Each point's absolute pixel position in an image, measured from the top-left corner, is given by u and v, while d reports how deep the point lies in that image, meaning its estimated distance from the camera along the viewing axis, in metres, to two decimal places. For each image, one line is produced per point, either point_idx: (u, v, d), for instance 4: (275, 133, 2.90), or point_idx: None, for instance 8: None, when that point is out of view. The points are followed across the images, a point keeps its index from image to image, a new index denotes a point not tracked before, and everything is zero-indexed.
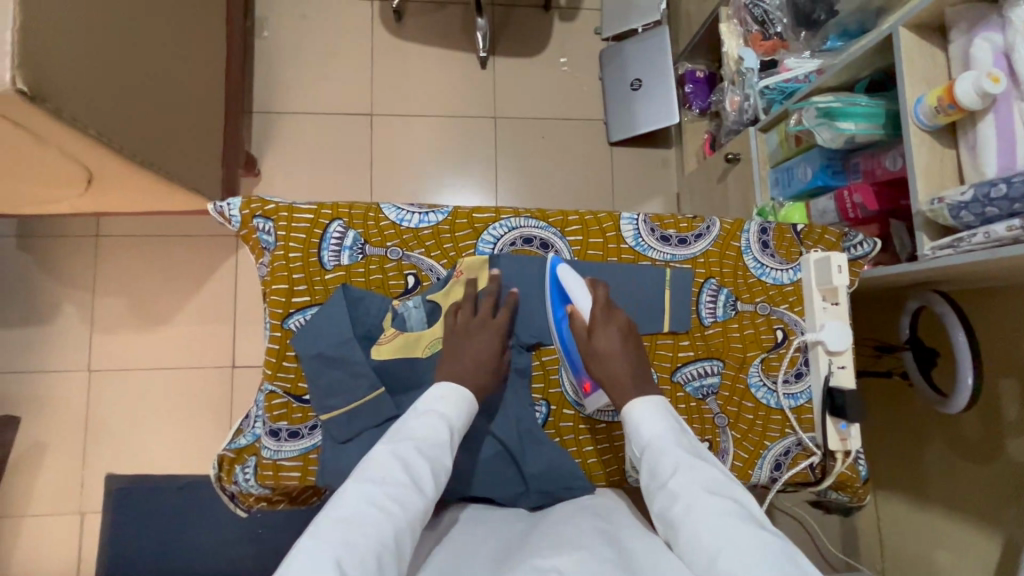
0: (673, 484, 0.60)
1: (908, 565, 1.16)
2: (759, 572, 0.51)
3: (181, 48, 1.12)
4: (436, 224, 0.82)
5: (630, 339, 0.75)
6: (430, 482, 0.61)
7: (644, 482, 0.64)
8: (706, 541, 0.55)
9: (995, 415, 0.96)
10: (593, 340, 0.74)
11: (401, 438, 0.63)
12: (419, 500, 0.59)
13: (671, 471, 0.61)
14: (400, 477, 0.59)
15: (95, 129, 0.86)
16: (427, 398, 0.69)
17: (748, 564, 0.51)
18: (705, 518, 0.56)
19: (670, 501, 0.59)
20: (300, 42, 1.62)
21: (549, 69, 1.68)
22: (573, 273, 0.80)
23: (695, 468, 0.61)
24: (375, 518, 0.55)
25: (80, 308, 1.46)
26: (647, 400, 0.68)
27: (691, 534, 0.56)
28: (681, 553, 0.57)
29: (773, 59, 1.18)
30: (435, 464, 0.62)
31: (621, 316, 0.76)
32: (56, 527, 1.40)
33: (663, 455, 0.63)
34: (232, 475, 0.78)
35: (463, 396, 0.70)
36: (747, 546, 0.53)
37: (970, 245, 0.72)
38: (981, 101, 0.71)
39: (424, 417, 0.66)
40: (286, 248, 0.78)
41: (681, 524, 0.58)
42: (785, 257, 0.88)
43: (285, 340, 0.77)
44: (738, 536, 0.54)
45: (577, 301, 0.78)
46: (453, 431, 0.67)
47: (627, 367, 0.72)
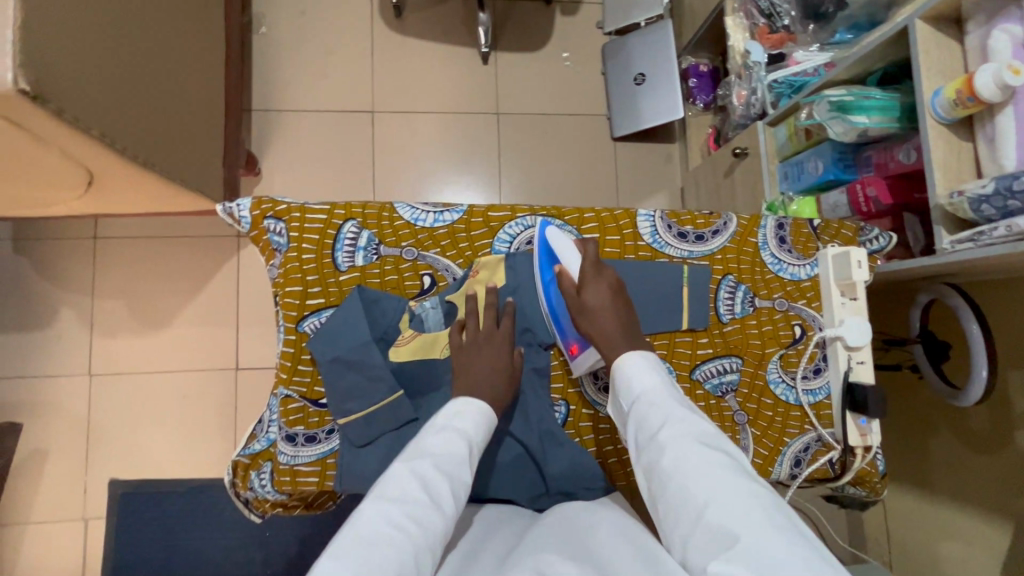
0: (664, 436, 0.59)
1: (914, 558, 1.17)
2: (750, 521, 0.51)
3: (182, 45, 1.10)
4: (451, 223, 0.82)
5: (619, 296, 0.75)
6: (449, 502, 0.59)
7: (633, 435, 0.63)
8: (696, 492, 0.54)
9: (1002, 407, 0.97)
10: (583, 296, 0.75)
11: (419, 455, 0.62)
12: (439, 521, 0.57)
13: (663, 424, 0.60)
14: (419, 496, 0.57)
15: (97, 129, 0.84)
16: (445, 413, 0.68)
17: (739, 515, 0.51)
18: (696, 468, 0.56)
19: (660, 452, 0.59)
20: (299, 39, 1.59)
21: (551, 64, 1.67)
22: (561, 234, 0.80)
23: (686, 421, 0.60)
24: (394, 540, 0.53)
25: (79, 311, 1.44)
26: (638, 355, 0.69)
27: (679, 484, 0.56)
28: (666, 505, 0.56)
29: (781, 52, 1.18)
30: (454, 484, 0.61)
31: (611, 273, 0.76)
32: (59, 534, 1.38)
33: (653, 409, 0.62)
34: (247, 482, 0.77)
35: (481, 411, 0.69)
36: (738, 497, 0.53)
37: (990, 239, 0.72)
38: (1001, 94, 0.71)
39: (442, 432, 0.64)
40: (299, 249, 0.77)
41: (669, 475, 0.57)
42: (802, 252, 0.88)
43: (300, 343, 0.77)
44: (728, 487, 0.54)
45: (565, 260, 0.78)
46: (472, 448, 0.65)
47: (617, 321, 0.73)
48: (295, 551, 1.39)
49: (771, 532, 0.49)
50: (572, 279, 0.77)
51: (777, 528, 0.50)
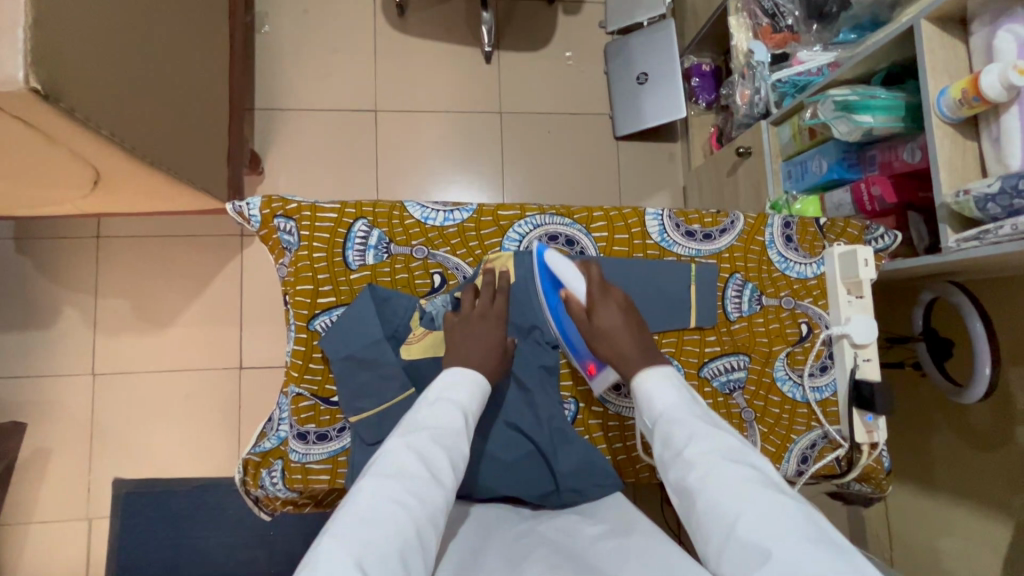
0: (690, 453, 0.59)
1: (915, 554, 1.18)
2: (783, 535, 0.50)
3: (188, 44, 1.10)
4: (461, 221, 0.82)
5: (630, 313, 0.76)
6: (448, 474, 0.59)
7: (658, 453, 0.62)
8: (726, 507, 0.54)
9: (1003, 404, 0.98)
10: (594, 320, 0.75)
11: (414, 429, 0.62)
12: (439, 492, 0.58)
13: (689, 439, 0.60)
14: (418, 470, 0.57)
15: (107, 129, 0.84)
16: (438, 386, 0.68)
17: (772, 530, 0.51)
18: (725, 484, 0.55)
19: (688, 470, 0.58)
20: (302, 38, 1.59)
21: (554, 63, 1.67)
22: (560, 255, 0.79)
23: (711, 436, 0.60)
24: (394, 515, 0.53)
25: (82, 310, 1.44)
26: (657, 371, 0.68)
27: (709, 500, 0.55)
28: (697, 522, 0.56)
29: (784, 52, 1.19)
30: (452, 455, 0.61)
31: (618, 292, 0.77)
32: (63, 533, 1.38)
33: (678, 424, 0.62)
34: (258, 480, 0.77)
35: (475, 383, 0.69)
36: (768, 511, 0.52)
37: (996, 237, 0.72)
38: (1006, 94, 0.71)
39: (436, 405, 0.65)
40: (310, 247, 0.77)
41: (698, 492, 0.56)
42: (809, 251, 0.88)
43: (311, 341, 0.77)
44: (758, 501, 0.53)
45: (570, 285, 0.78)
46: (467, 418, 0.65)
47: (634, 341, 0.73)
48: (299, 549, 1.39)
49: (806, 546, 0.49)
50: (581, 302, 0.77)
51: (812, 543, 0.50)
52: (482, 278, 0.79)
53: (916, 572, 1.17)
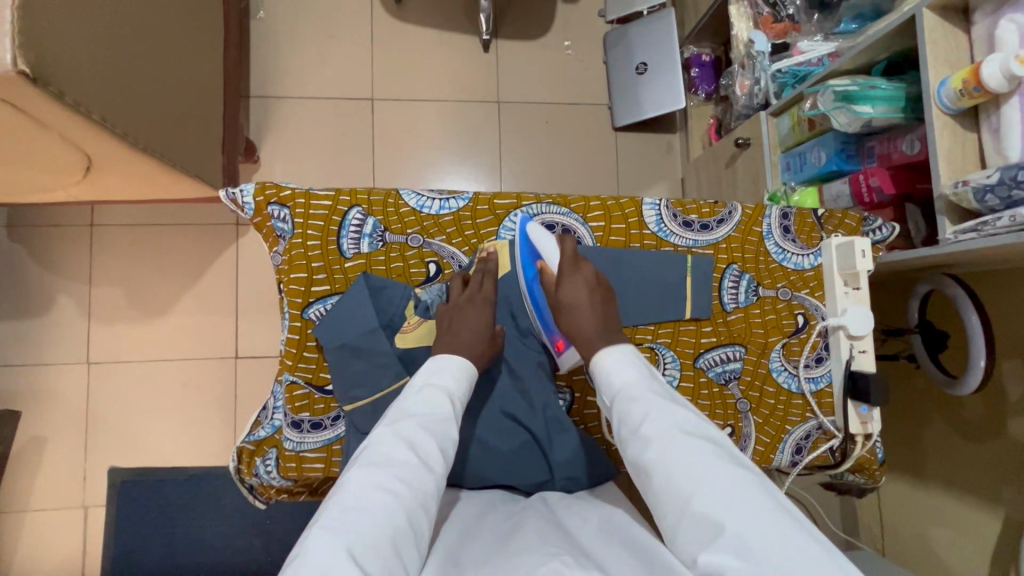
0: (647, 430, 0.58)
1: (906, 543, 1.20)
2: (735, 506, 0.51)
3: (182, 29, 1.08)
4: (457, 210, 0.81)
5: (598, 290, 0.76)
6: (438, 459, 0.59)
7: (617, 431, 0.62)
8: (681, 482, 0.54)
9: (997, 396, 0.98)
10: (560, 292, 0.74)
11: (401, 417, 0.62)
12: (429, 480, 0.58)
13: (645, 417, 0.59)
14: (407, 457, 0.57)
15: (98, 113, 0.83)
16: (425, 372, 0.67)
17: (724, 502, 0.51)
18: (680, 459, 0.55)
19: (644, 447, 0.58)
20: (297, 24, 1.57)
21: (552, 52, 1.65)
22: (542, 228, 0.80)
23: (668, 412, 0.59)
24: (384, 503, 0.53)
25: (76, 298, 1.43)
26: (617, 348, 0.68)
27: (665, 476, 0.55)
28: (655, 497, 0.56)
29: (785, 42, 1.17)
30: (441, 440, 0.61)
31: (588, 268, 0.76)
32: (58, 521, 1.38)
33: (634, 403, 0.61)
34: (252, 468, 0.77)
35: (462, 368, 0.69)
36: (721, 484, 0.52)
37: (994, 229, 0.72)
38: (1007, 84, 0.71)
39: (423, 392, 0.64)
40: (304, 235, 0.77)
41: (655, 469, 0.56)
42: (806, 242, 0.88)
43: (305, 330, 0.76)
44: (713, 474, 0.53)
45: (545, 255, 0.78)
46: (455, 403, 0.65)
47: (595, 318, 0.72)
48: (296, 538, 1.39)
49: (755, 514, 0.50)
50: (553, 275, 0.77)
51: (763, 512, 0.50)
52: (478, 266, 0.80)
53: (908, 562, 1.18)
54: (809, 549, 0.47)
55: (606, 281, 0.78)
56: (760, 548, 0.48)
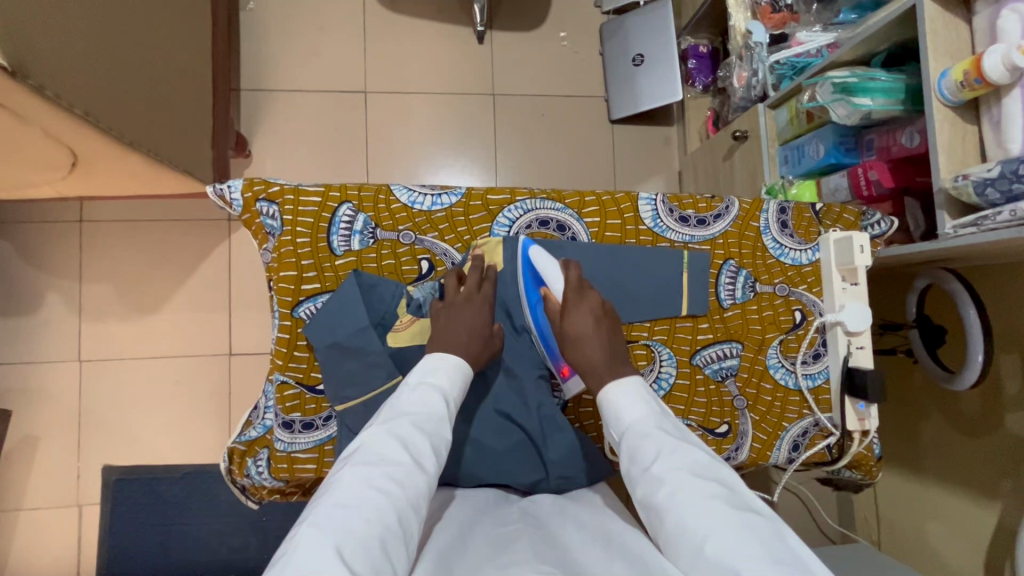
0: (657, 469, 0.57)
1: (902, 537, 1.20)
2: (748, 552, 0.49)
3: (167, 20, 1.06)
4: (449, 206, 0.80)
5: (603, 319, 0.74)
6: (430, 459, 0.59)
7: (626, 467, 0.61)
8: (692, 525, 0.53)
9: (994, 391, 0.98)
10: (564, 323, 0.73)
11: (394, 416, 0.61)
12: (422, 479, 0.57)
13: (655, 456, 0.58)
14: (399, 456, 0.56)
15: (81, 107, 0.81)
16: (420, 371, 0.67)
17: (736, 546, 0.50)
18: (691, 502, 0.54)
19: (655, 487, 0.57)
20: (287, 15, 1.54)
21: (548, 44, 1.63)
22: (547, 254, 0.77)
23: (679, 451, 0.59)
24: (375, 502, 0.52)
25: (66, 296, 1.41)
26: (624, 381, 0.67)
27: (675, 519, 0.54)
28: (666, 540, 0.55)
29: (783, 32, 1.15)
30: (434, 439, 0.60)
31: (594, 296, 0.74)
32: (52, 520, 1.37)
33: (645, 440, 0.60)
34: (244, 469, 0.76)
35: (458, 367, 0.68)
36: (733, 528, 0.51)
37: (994, 223, 0.71)
38: (1009, 75, 0.70)
39: (417, 390, 0.64)
40: (293, 232, 0.75)
41: (665, 511, 0.55)
42: (804, 237, 0.87)
43: (295, 329, 0.75)
44: (724, 519, 0.52)
45: (550, 284, 0.77)
46: (450, 403, 0.65)
47: (600, 352, 0.71)
48: None
49: (768, 561, 0.48)
50: (558, 302, 0.76)
51: (776, 558, 0.49)
52: (471, 264, 0.78)
53: (903, 556, 1.19)
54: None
55: (613, 309, 0.76)
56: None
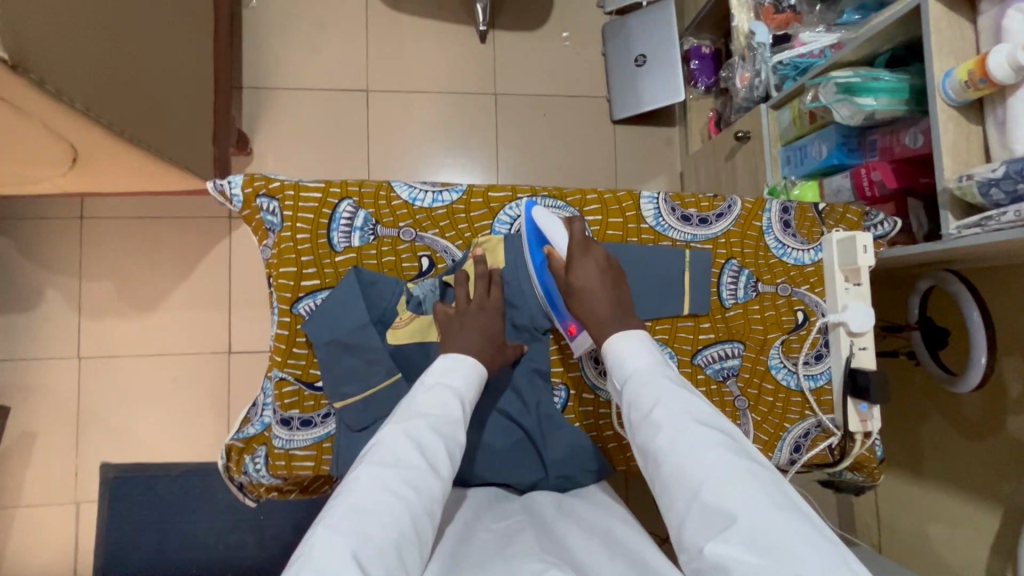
0: (659, 415, 0.58)
1: (904, 540, 1.19)
2: (747, 498, 0.50)
3: (170, 18, 1.06)
4: (450, 203, 0.79)
5: (609, 272, 0.75)
6: (445, 463, 0.58)
7: (627, 415, 0.62)
8: (692, 469, 0.53)
9: (998, 394, 0.97)
10: (571, 276, 0.73)
11: (411, 416, 0.60)
12: (436, 484, 0.56)
13: (657, 402, 0.59)
14: (415, 459, 0.56)
15: (82, 102, 0.81)
16: (435, 371, 0.66)
17: (734, 492, 0.50)
18: (692, 447, 0.55)
19: (655, 432, 0.57)
20: (290, 13, 1.54)
21: (550, 44, 1.63)
22: (548, 213, 0.78)
23: (680, 399, 0.59)
24: (392, 506, 0.52)
25: (66, 293, 1.41)
26: (626, 334, 0.68)
27: (675, 462, 0.54)
28: (663, 483, 0.55)
29: (786, 33, 1.15)
30: (448, 442, 0.60)
31: (598, 249, 0.75)
32: (50, 517, 1.36)
33: (647, 388, 0.61)
34: (241, 466, 0.75)
35: (473, 370, 0.68)
36: (733, 474, 0.52)
37: (998, 224, 0.70)
38: (1015, 74, 0.69)
39: (433, 392, 0.63)
40: (293, 228, 0.75)
41: (665, 454, 0.55)
42: (807, 237, 0.86)
43: (294, 326, 0.74)
44: (724, 464, 0.53)
45: (554, 241, 0.77)
46: (465, 405, 0.64)
47: (607, 300, 0.72)
48: (290, 534, 1.38)
49: (767, 509, 0.49)
50: (562, 259, 0.76)
51: (773, 506, 0.50)
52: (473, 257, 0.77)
53: (905, 560, 1.18)
54: (823, 551, 0.47)
55: (617, 263, 0.77)
56: (771, 541, 0.47)
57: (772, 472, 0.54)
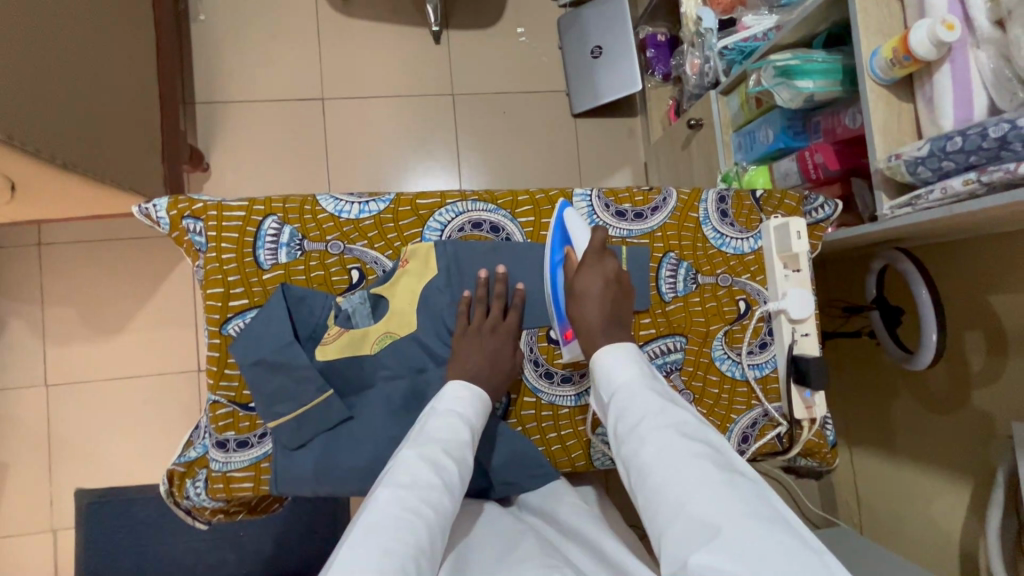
0: (645, 429, 0.59)
1: (882, 520, 1.19)
2: (728, 511, 0.51)
3: (99, 38, 1.04)
4: (378, 213, 0.78)
5: (613, 287, 0.74)
6: (457, 484, 0.62)
7: (613, 427, 0.62)
8: (676, 485, 0.54)
9: (961, 367, 0.97)
10: (576, 279, 0.74)
11: (426, 439, 0.63)
12: (448, 502, 0.60)
13: (643, 417, 0.60)
14: (430, 479, 0.59)
15: (3, 132, 0.80)
16: (446, 399, 0.69)
17: (716, 506, 0.51)
18: (675, 461, 0.55)
19: (640, 445, 0.58)
20: (239, 25, 1.52)
21: (506, 41, 1.61)
22: (579, 217, 0.78)
23: (667, 412, 0.60)
24: (410, 524, 0.55)
25: (29, 321, 1.40)
26: (619, 346, 0.68)
27: (660, 478, 0.55)
28: (647, 496, 0.56)
29: (732, 17, 1.14)
30: (460, 465, 0.63)
31: (611, 263, 0.74)
32: (27, 546, 1.36)
33: (633, 402, 0.62)
34: (184, 490, 0.75)
35: (479, 398, 0.71)
36: (716, 490, 0.52)
37: (927, 203, 0.70)
38: (936, 51, 0.68)
39: (445, 418, 0.66)
40: (218, 248, 0.74)
41: (651, 469, 0.56)
42: (745, 225, 0.85)
43: (225, 347, 0.74)
44: (709, 479, 0.53)
45: (575, 243, 0.77)
46: (473, 432, 0.68)
47: (600, 313, 0.71)
48: (270, 551, 1.37)
49: (749, 522, 0.50)
50: (576, 261, 0.77)
51: (756, 520, 0.50)
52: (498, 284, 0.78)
53: (885, 540, 1.18)
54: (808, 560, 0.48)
55: (627, 280, 0.77)
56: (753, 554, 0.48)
57: (754, 482, 0.55)
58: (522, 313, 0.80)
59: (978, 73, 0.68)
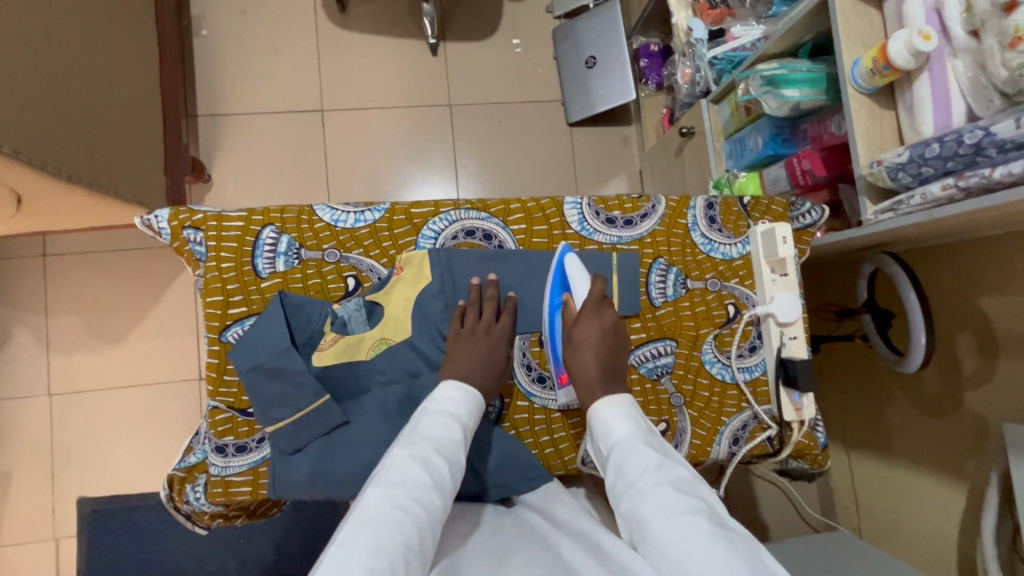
0: (644, 484, 0.62)
1: (879, 523, 1.19)
2: (724, 563, 0.52)
3: (103, 54, 1.07)
4: (373, 222, 0.79)
5: (610, 340, 0.77)
6: (448, 483, 0.63)
7: (613, 482, 0.65)
8: (674, 537, 0.56)
9: (952, 369, 0.98)
10: (575, 330, 0.77)
11: (418, 439, 0.65)
12: (439, 501, 0.61)
13: (642, 473, 0.63)
14: (421, 477, 0.61)
15: (10, 146, 0.82)
16: (438, 399, 0.71)
17: (712, 557, 0.53)
18: (673, 515, 0.58)
19: (639, 500, 0.61)
20: (240, 40, 1.56)
21: (502, 52, 1.64)
22: (579, 264, 0.80)
23: (664, 469, 0.63)
24: (400, 522, 0.56)
25: (33, 330, 1.42)
26: (616, 401, 0.71)
27: (657, 531, 0.57)
28: (647, 550, 0.58)
29: (721, 28, 1.16)
30: (451, 464, 0.64)
31: (609, 315, 0.77)
32: (30, 554, 1.37)
33: (632, 458, 0.65)
34: (183, 495, 0.76)
35: (471, 397, 0.72)
36: (713, 542, 0.54)
37: (909, 207, 0.71)
38: (915, 60, 0.70)
39: (438, 418, 0.68)
40: (218, 258, 0.75)
41: (649, 522, 0.59)
42: (733, 230, 0.87)
43: (224, 353, 0.75)
44: (705, 531, 0.55)
45: (574, 290, 0.80)
46: (465, 431, 0.69)
47: (597, 367, 0.74)
48: (270, 558, 1.38)
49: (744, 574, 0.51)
50: (575, 309, 0.79)
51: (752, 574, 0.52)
52: (488, 287, 0.80)
53: (883, 543, 1.18)
54: None
55: (624, 328, 0.79)
56: None
57: (749, 537, 0.57)
58: (515, 316, 0.82)
59: (955, 80, 0.69)
